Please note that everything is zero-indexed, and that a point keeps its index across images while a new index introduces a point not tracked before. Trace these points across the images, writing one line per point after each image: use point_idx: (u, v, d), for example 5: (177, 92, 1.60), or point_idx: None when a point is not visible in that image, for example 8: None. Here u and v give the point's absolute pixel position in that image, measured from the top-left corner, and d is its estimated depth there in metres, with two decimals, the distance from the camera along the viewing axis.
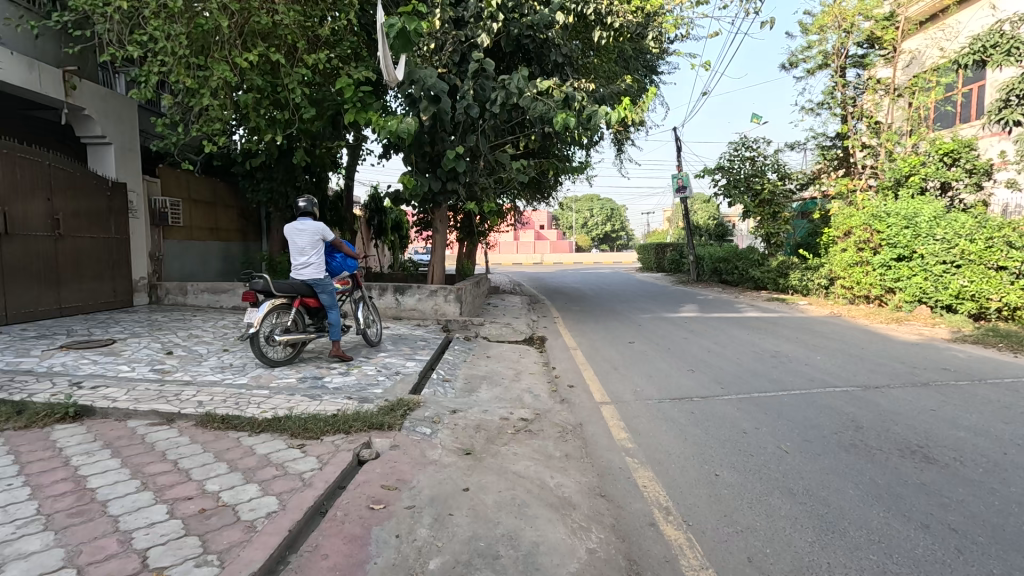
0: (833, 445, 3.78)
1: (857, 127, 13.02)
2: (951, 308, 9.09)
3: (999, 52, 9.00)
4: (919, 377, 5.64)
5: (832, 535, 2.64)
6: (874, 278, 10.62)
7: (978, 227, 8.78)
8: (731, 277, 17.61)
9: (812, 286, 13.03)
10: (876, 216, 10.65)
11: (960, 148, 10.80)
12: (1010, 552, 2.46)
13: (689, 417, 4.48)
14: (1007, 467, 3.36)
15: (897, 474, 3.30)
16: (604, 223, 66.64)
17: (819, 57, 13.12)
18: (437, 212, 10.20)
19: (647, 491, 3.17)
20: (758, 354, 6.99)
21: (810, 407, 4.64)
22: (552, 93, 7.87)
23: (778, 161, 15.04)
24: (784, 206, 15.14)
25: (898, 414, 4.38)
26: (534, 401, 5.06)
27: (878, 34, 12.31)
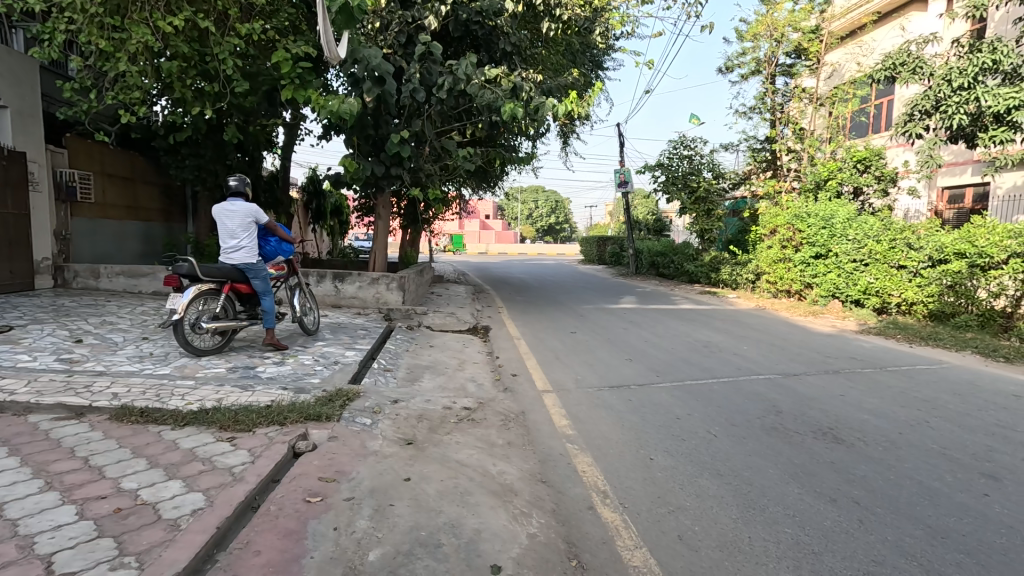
0: (756, 428, 4.05)
1: (784, 132, 13.89)
2: (859, 302, 9.97)
3: (906, 70, 9.84)
4: (831, 365, 6.16)
5: (754, 511, 2.84)
6: (795, 274, 11.46)
7: (882, 229, 9.66)
8: (667, 271, 18.40)
9: (741, 280, 13.86)
10: (797, 216, 11.47)
11: (872, 157, 11.84)
12: (902, 520, 2.75)
13: (626, 404, 4.65)
14: (903, 445, 3.74)
15: (810, 454, 3.59)
16: (548, 215, 67.56)
17: (752, 64, 13.87)
18: (380, 198, 9.93)
19: (587, 476, 3.26)
20: (691, 345, 7.34)
21: (737, 394, 4.95)
22: (500, 81, 7.82)
23: (713, 160, 15.82)
24: (717, 204, 15.97)
25: (813, 400, 4.76)
26: (477, 390, 5.06)
27: (805, 46, 13.14)
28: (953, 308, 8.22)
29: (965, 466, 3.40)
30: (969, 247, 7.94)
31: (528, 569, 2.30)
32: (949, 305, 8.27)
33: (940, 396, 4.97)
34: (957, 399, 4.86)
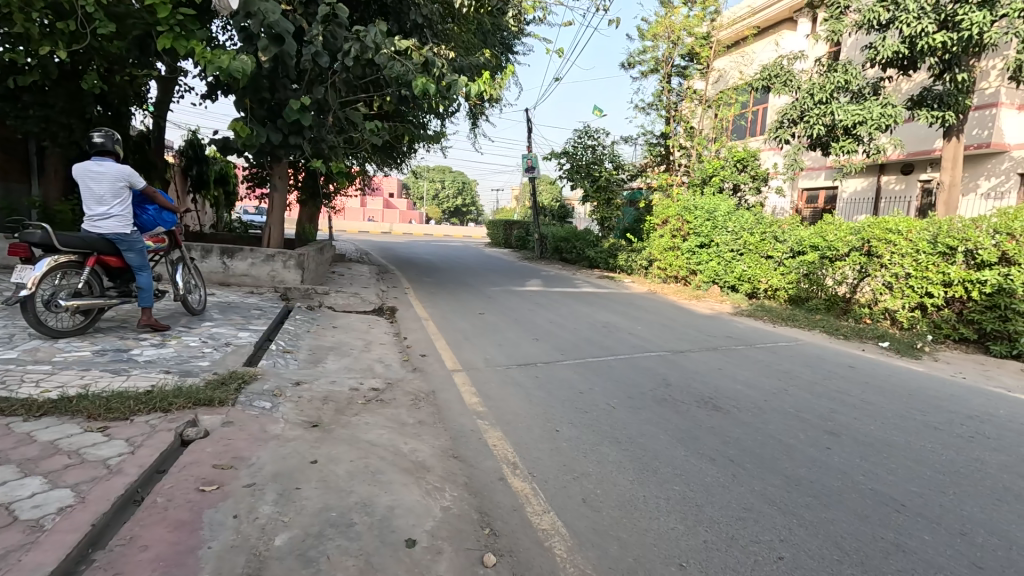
0: (649, 400, 4.44)
1: (677, 129, 14.99)
2: (734, 288, 11.20)
3: (778, 81, 11.06)
4: (712, 343, 6.89)
5: (648, 472, 3.13)
6: (682, 261, 12.55)
7: (754, 223, 10.88)
8: (570, 255, 19.19)
9: (636, 265, 14.89)
10: (686, 208, 12.53)
11: (749, 158, 13.26)
12: (766, 472, 3.19)
13: (534, 381, 4.84)
14: (767, 410, 4.31)
15: (694, 420, 4.01)
16: (454, 196, 67.00)
17: (651, 62, 14.73)
18: (275, 168, 9.19)
19: (497, 450, 3.37)
20: (592, 325, 7.78)
21: (633, 369, 5.36)
22: (411, 54, 7.55)
23: (614, 152, 16.68)
24: (617, 193, 16.88)
25: (696, 373, 5.31)
26: (385, 370, 4.96)
27: (697, 50, 14.16)
28: (806, 293, 9.50)
29: (814, 425, 4.02)
30: (821, 241, 9.05)
31: (443, 540, 2.34)
32: (804, 290, 9.54)
33: (795, 367, 5.78)
34: (808, 370, 5.69)
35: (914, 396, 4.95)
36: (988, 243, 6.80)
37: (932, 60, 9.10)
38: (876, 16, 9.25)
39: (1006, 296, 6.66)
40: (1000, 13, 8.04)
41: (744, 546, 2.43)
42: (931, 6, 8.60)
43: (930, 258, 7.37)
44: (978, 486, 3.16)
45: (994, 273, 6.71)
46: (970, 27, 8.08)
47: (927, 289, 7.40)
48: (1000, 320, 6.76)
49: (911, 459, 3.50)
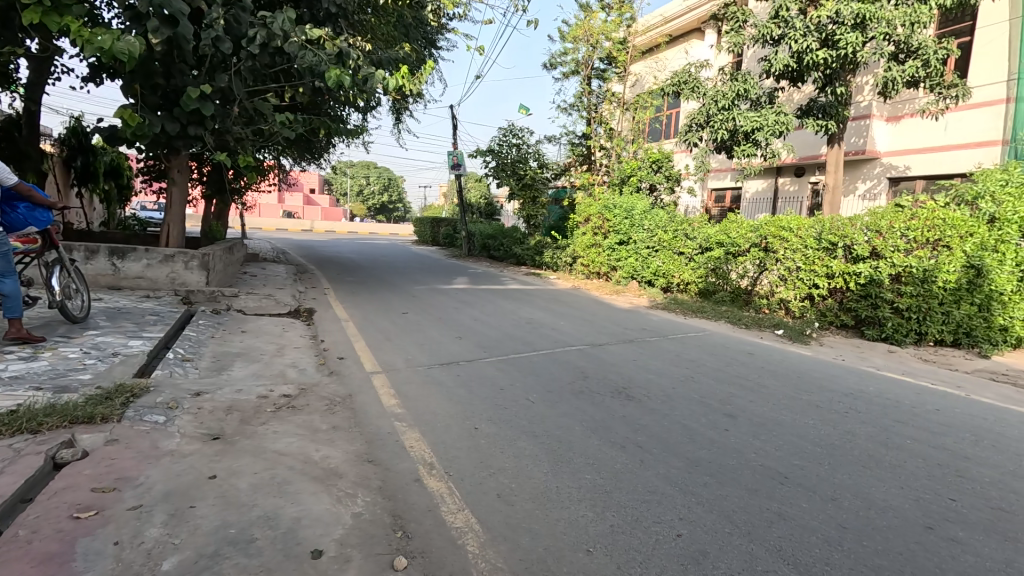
0: (567, 393, 4.58)
1: (598, 130, 15.52)
2: (650, 283, 11.82)
3: (687, 87, 11.76)
4: (628, 336, 7.23)
5: (562, 463, 3.23)
6: (604, 258, 13.06)
7: (668, 222, 11.53)
8: (497, 253, 19.31)
9: (561, 262, 15.27)
10: (606, 207, 13.03)
11: (663, 159, 14.03)
12: (670, 456, 3.41)
13: (455, 379, 4.83)
14: (675, 397, 4.60)
15: (608, 410, 4.20)
16: (380, 192, 65.16)
17: (572, 63, 15.14)
18: (173, 160, 8.45)
19: (414, 451, 3.33)
20: (517, 322, 7.90)
21: (553, 364, 5.51)
22: (324, 44, 7.20)
23: (538, 151, 16.99)
24: (542, 192, 17.22)
25: (613, 365, 5.56)
26: (298, 375, 4.74)
27: (614, 54, 14.75)
28: (714, 286, 10.20)
29: (714, 409, 4.35)
30: (726, 238, 9.75)
31: (352, 547, 2.28)
32: (712, 284, 10.23)
33: (702, 356, 6.21)
34: (712, 358, 6.15)
35: (801, 378, 5.50)
36: (862, 239, 7.67)
37: (817, 74, 10.07)
38: (770, 31, 10.09)
39: (877, 287, 7.56)
40: (869, 35, 9.08)
41: (647, 527, 2.58)
42: (815, 25, 9.53)
43: (816, 253, 8.19)
44: (847, 455, 3.57)
45: (866, 266, 7.59)
46: (846, 46, 9.09)
47: (814, 281, 8.22)
48: (872, 307, 7.67)
49: (795, 435, 3.89)
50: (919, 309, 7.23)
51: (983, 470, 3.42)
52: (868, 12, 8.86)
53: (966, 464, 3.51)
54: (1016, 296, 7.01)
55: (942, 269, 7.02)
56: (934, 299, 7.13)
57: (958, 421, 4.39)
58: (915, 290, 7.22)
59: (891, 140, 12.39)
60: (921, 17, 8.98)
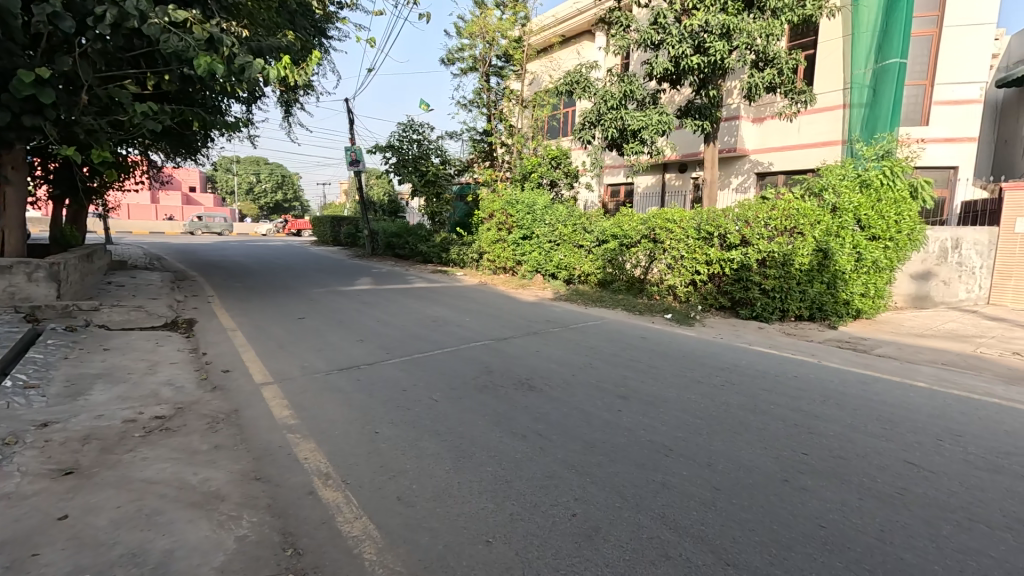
0: (472, 389, 4.61)
1: (498, 127, 15.70)
2: (554, 275, 12.24)
3: (578, 87, 12.28)
4: (533, 328, 7.43)
5: (465, 459, 3.24)
6: (509, 253, 13.30)
7: (567, 216, 11.99)
8: (402, 251, 18.87)
9: (467, 259, 15.29)
10: (509, 203, 13.27)
11: (561, 156, 14.54)
12: (569, 441, 3.55)
13: (355, 384, 4.65)
14: (575, 384, 4.80)
15: (511, 402, 4.29)
16: (273, 191, 60.86)
17: (469, 60, 15.15)
18: (5, 155, 7.21)
19: (308, 462, 3.16)
20: (422, 320, 7.80)
21: (458, 361, 5.50)
22: (192, 28, 6.50)
23: (440, 147, 16.81)
24: (445, 188, 17.11)
25: (517, 358, 5.68)
26: (175, 394, 4.30)
27: (510, 52, 14.98)
28: (611, 276, 10.77)
29: (610, 392, 4.61)
30: (619, 231, 10.31)
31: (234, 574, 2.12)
32: (609, 274, 10.80)
33: (599, 343, 6.54)
34: (610, 344, 6.51)
35: (687, 357, 6.01)
36: (733, 228, 8.51)
37: (692, 78, 10.95)
38: (651, 36, 10.83)
39: (747, 271, 8.45)
40: (734, 44, 10.05)
41: (545, 511, 2.68)
42: (689, 33, 10.34)
43: (697, 243, 8.96)
44: (722, 423, 3.97)
45: (738, 252, 8.45)
46: (715, 53, 10.00)
47: (696, 268, 8.99)
48: (744, 289, 8.56)
49: (679, 410, 4.24)
50: (782, 289, 8.19)
51: (828, 425, 3.97)
52: (732, 23, 9.82)
53: (816, 422, 4.05)
54: (854, 274, 8.23)
55: (797, 253, 8.02)
56: (792, 280, 8.13)
57: (811, 385, 5.06)
58: (777, 273, 8.18)
59: (757, 139, 13.86)
60: (774, 30, 10.07)
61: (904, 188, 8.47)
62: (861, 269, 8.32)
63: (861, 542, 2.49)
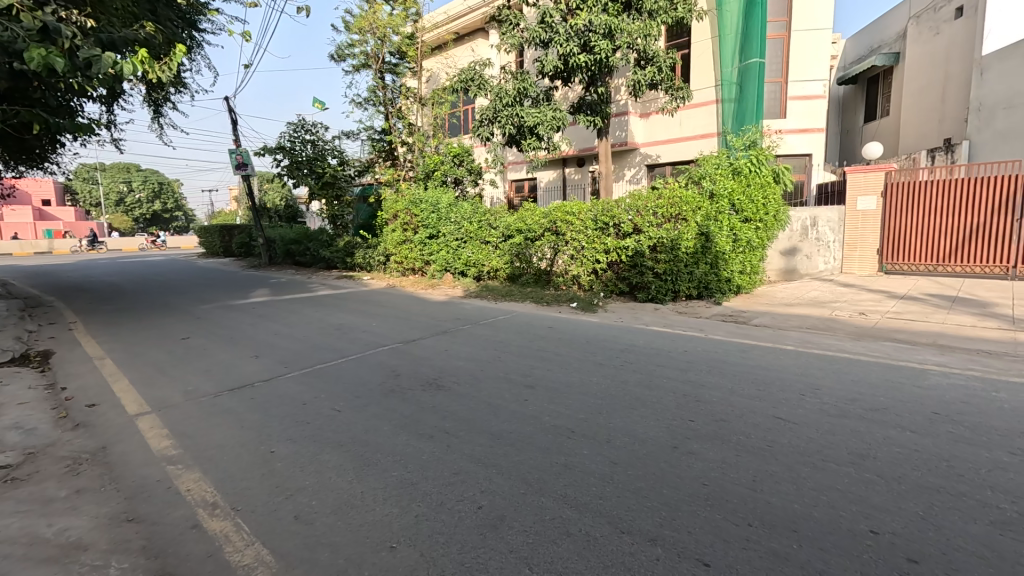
0: (377, 394, 4.48)
1: (397, 126, 15.31)
2: (463, 273, 12.20)
3: (474, 84, 12.34)
4: (442, 327, 7.37)
5: (368, 467, 3.15)
6: (416, 253, 13.06)
7: (472, 213, 12.07)
8: (303, 258, 17.82)
9: (374, 262, 14.81)
10: (412, 202, 13.08)
11: (463, 154, 14.57)
12: (477, 436, 3.58)
13: (248, 403, 4.33)
14: (483, 379, 4.83)
15: (418, 404, 4.23)
16: (149, 201, 54.76)
17: (361, 57, 14.61)
18: None
19: (191, 494, 2.90)
20: (325, 329, 7.44)
21: (362, 368, 5.31)
22: (20, 15, 5.64)
23: (336, 147, 16.08)
24: (346, 190, 16.40)
25: (425, 359, 5.61)
26: (24, 437, 3.72)
27: (404, 49, 14.68)
28: (519, 270, 10.93)
29: (517, 383, 4.71)
30: (524, 225, 10.54)
31: None
32: (517, 268, 10.96)
33: (508, 336, 6.65)
34: (519, 337, 6.64)
35: (591, 342, 6.29)
36: (626, 217, 9.04)
37: (582, 75, 11.39)
38: (540, 35, 11.15)
39: (641, 257, 9.01)
40: (617, 44, 10.62)
41: (450, 508, 2.68)
42: (575, 31, 10.73)
43: (595, 233, 9.39)
44: (620, 401, 4.20)
45: (632, 240, 8.98)
46: (600, 51, 10.49)
47: (596, 257, 9.40)
48: (639, 274, 9.11)
49: (582, 392, 4.43)
50: (673, 272, 8.81)
51: (712, 392, 4.36)
52: (613, 24, 10.36)
53: (702, 390, 4.43)
54: (732, 254, 9.09)
55: (683, 238, 8.69)
56: (681, 262, 8.79)
57: (699, 357, 5.52)
58: (667, 257, 8.80)
59: (645, 132, 14.78)
60: (652, 30, 10.78)
61: (768, 174, 9.51)
62: (738, 248, 9.20)
63: (735, 494, 2.77)
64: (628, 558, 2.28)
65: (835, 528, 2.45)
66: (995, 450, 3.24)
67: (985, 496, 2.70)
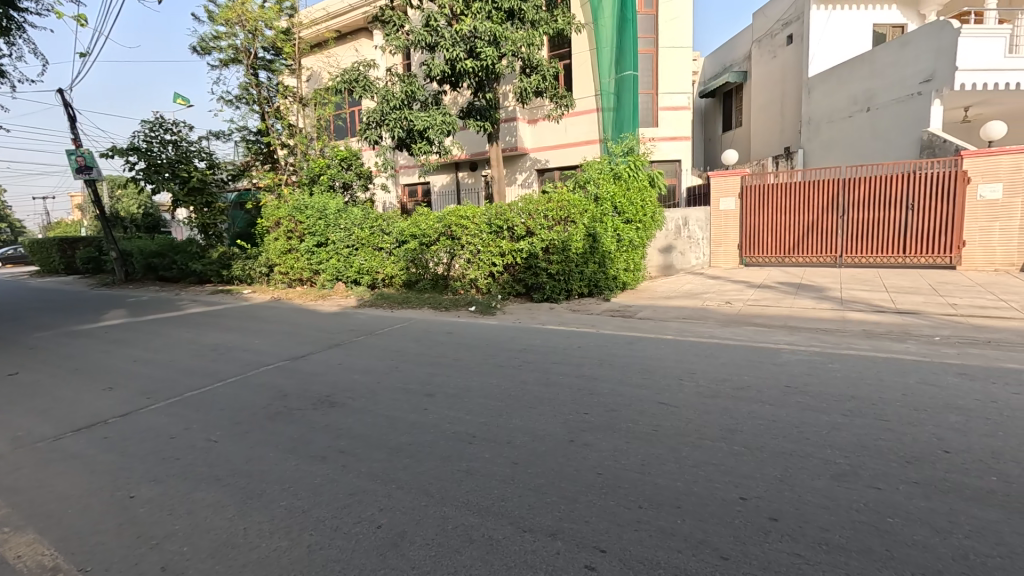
0: (261, 419, 4.10)
1: (275, 126, 14.26)
2: (356, 282, 11.64)
3: (359, 86, 11.87)
4: (335, 340, 6.99)
5: (252, 500, 2.88)
6: (302, 263, 12.23)
7: (363, 219, 11.59)
8: (168, 273, 15.86)
9: (255, 274, 13.66)
10: (296, 208, 12.27)
11: (351, 157, 13.84)
12: (375, 452, 3.41)
13: (100, 444, 3.74)
14: (380, 391, 4.66)
15: (309, 424, 3.95)
16: None
17: (229, 51, 13.38)
18: None
19: (23, 561, 2.43)
20: (197, 351, 6.68)
21: (244, 391, 4.85)
22: None
23: (204, 149, 14.56)
24: (217, 196, 14.87)
25: (316, 375, 5.26)
26: None
27: (279, 45, 13.72)
28: (416, 276, 10.73)
29: (416, 392, 4.60)
30: (418, 230, 10.34)
31: None
32: (414, 275, 10.74)
33: (406, 345, 6.49)
34: (416, 344, 6.50)
35: (490, 345, 6.35)
36: (519, 221, 9.26)
37: (469, 80, 11.46)
38: (425, 38, 11.03)
39: (535, 258, 9.29)
40: (503, 51, 10.85)
41: (346, 531, 2.54)
42: (461, 37, 10.74)
43: (490, 236, 9.51)
44: (520, 401, 4.27)
45: (526, 243, 9.23)
46: (487, 58, 10.63)
47: (492, 260, 9.52)
48: (534, 275, 9.39)
49: (482, 396, 4.44)
50: (566, 272, 9.20)
51: (604, 384, 4.61)
52: (498, 31, 10.53)
53: (595, 383, 4.66)
54: (617, 253, 9.72)
55: (572, 239, 9.12)
56: (572, 262, 9.21)
57: (591, 352, 5.82)
58: (559, 258, 9.16)
59: (534, 138, 15.30)
60: (535, 40, 11.16)
61: (644, 179, 10.33)
62: (622, 248, 9.87)
63: (627, 479, 2.95)
64: (530, 555, 2.32)
65: (711, 499, 2.71)
66: (833, 413, 3.80)
67: (826, 454, 3.16)
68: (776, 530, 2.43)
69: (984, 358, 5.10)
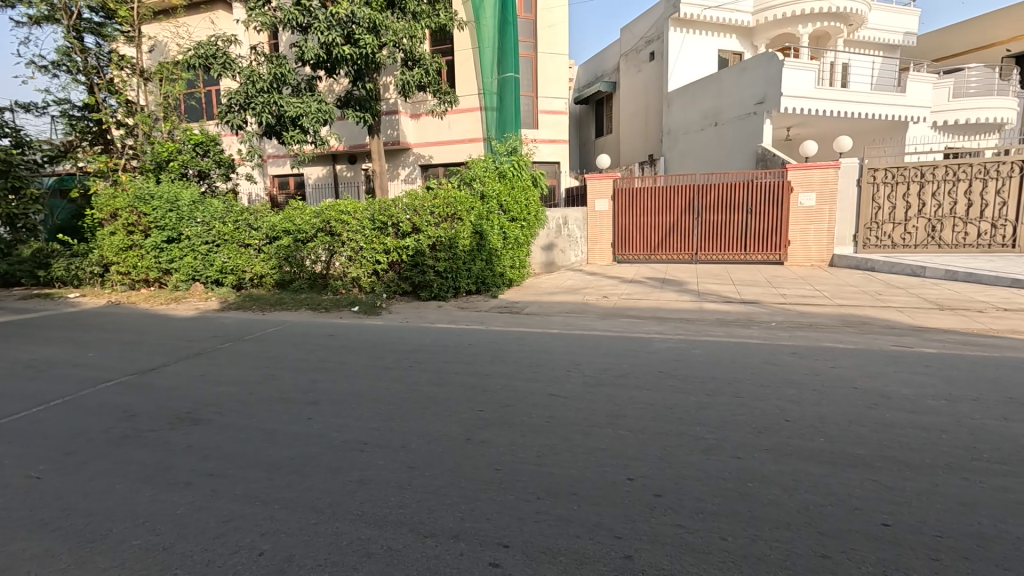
0: (102, 445, 3.47)
1: (107, 102, 12.19)
2: (217, 282, 10.37)
3: (217, 63, 10.59)
4: (193, 348, 6.16)
5: (96, 543, 2.42)
6: (148, 261, 10.58)
7: (225, 212, 10.38)
8: None
9: (85, 275, 11.53)
10: (139, 198, 10.48)
11: (207, 141, 12.19)
12: (252, 471, 3.07)
13: None
14: (254, 403, 4.21)
15: (167, 447, 3.43)
16: None
17: (41, 6, 11.09)
18: None
19: None
20: (5, 369, 5.44)
21: (76, 414, 4.06)
22: None
23: (8, 123, 11.93)
24: (28, 181, 12.27)
25: (172, 389, 4.59)
26: None
27: (111, 6, 11.72)
28: (290, 275, 9.90)
29: (297, 401, 4.23)
30: (292, 225, 9.56)
31: None
32: (287, 273, 9.90)
33: (282, 350, 5.95)
34: (294, 349, 5.98)
35: (376, 346, 6.07)
36: (404, 217, 8.98)
37: (347, 68, 10.82)
38: (296, 18, 10.18)
39: (421, 256, 9.07)
40: (383, 40, 10.41)
41: (221, 565, 2.24)
42: (337, 21, 10.10)
43: (374, 233, 9.09)
44: (413, 403, 4.14)
45: (411, 240, 8.97)
46: (366, 45, 10.11)
47: (376, 257, 9.11)
48: (421, 273, 9.15)
49: (371, 400, 4.23)
50: (453, 270, 9.12)
51: (496, 381, 4.66)
52: (378, 19, 10.08)
53: (487, 380, 4.69)
54: (503, 251, 9.92)
55: (459, 236, 9.09)
56: (459, 260, 9.17)
57: (482, 349, 5.86)
58: (446, 255, 9.07)
59: (416, 132, 14.95)
60: (417, 32, 10.88)
61: (527, 178, 10.64)
62: (507, 246, 10.08)
63: (524, 472, 3.00)
64: (432, 561, 2.25)
65: (602, 483, 2.87)
66: (699, 393, 4.25)
67: (697, 431, 3.51)
68: (660, 505, 2.64)
69: (808, 339, 6.09)
